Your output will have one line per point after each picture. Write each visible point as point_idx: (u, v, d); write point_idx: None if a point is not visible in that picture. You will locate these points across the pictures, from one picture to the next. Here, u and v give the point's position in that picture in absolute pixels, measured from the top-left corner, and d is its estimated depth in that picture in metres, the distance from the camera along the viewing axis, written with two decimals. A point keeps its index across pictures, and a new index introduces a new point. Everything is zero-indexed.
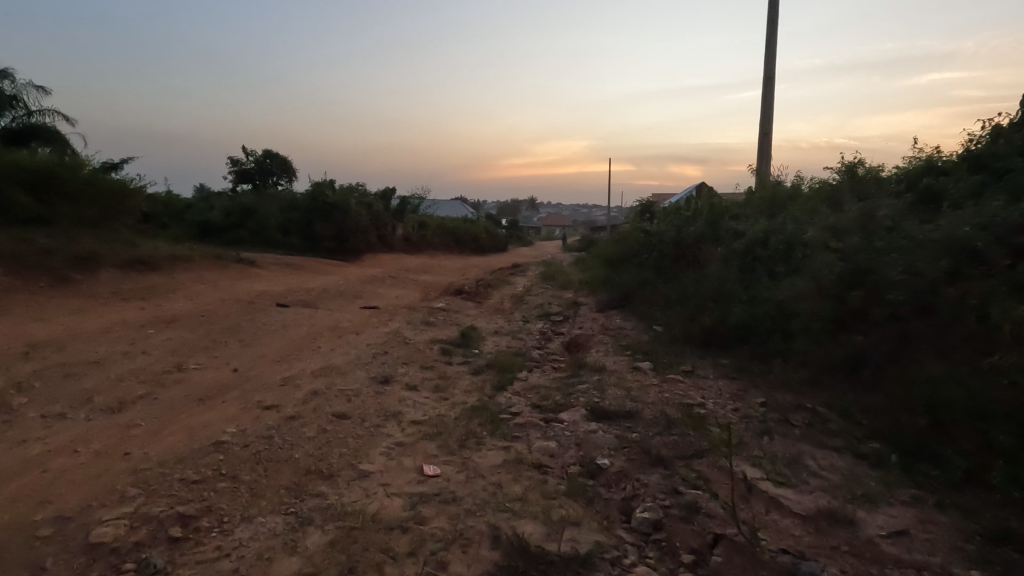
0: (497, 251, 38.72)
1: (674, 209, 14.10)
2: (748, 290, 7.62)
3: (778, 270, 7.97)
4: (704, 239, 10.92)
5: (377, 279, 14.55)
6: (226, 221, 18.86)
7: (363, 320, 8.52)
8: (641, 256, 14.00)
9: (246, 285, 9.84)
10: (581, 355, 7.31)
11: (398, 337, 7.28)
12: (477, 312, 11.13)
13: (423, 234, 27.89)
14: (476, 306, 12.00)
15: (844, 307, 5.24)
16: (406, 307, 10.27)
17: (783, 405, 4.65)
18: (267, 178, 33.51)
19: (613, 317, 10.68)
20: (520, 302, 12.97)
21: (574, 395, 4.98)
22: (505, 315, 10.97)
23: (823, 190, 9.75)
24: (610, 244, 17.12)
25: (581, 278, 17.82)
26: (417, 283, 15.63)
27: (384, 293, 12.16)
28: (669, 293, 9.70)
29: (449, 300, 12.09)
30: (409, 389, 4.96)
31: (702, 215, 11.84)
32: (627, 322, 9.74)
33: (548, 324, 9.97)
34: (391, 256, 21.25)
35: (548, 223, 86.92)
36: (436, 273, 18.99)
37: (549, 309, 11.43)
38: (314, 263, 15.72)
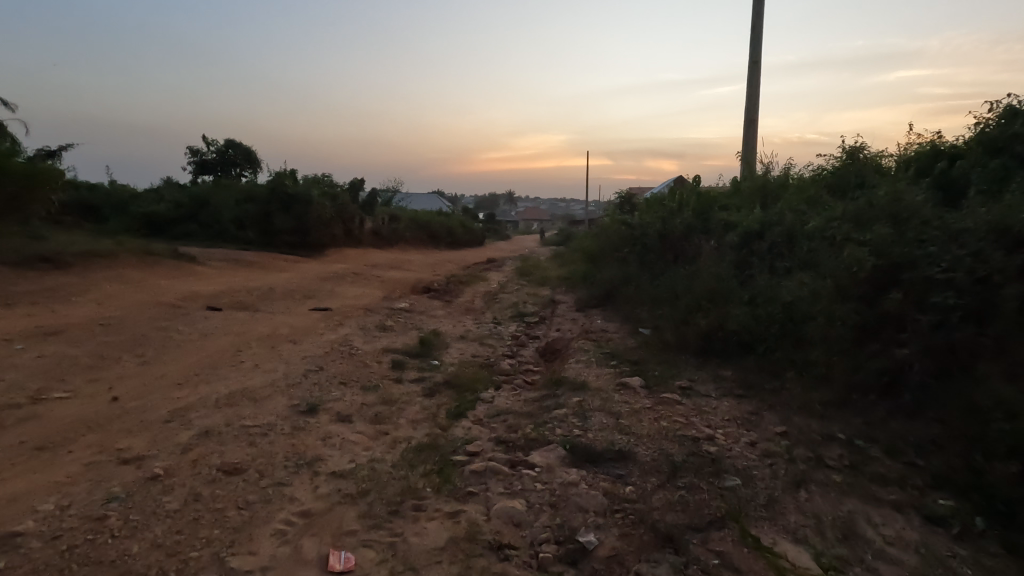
0: (472, 245, 37.56)
1: (658, 200, 13.18)
2: (747, 289, 6.72)
3: (778, 265, 7.09)
4: (691, 232, 10.03)
5: (338, 276, 13.38)
6: (176, 214, 17.43)
7: (309, 325, 7.41)
8: (623, 250, 13.10)
9: (177, 284, 8.63)
10: (559, 366, 6.33)
11: (345, 346, 6.21)
12: (444, 313, 10.07)
13: (394, 228, 26.62)
14: (444, 306, 10.94)
15: (873, 312, 4.34)
16: (363, 309, 9.17)
17: (810, 436, 3.73)
18: (230, 169, 31.85)
19: (594, 318, 9.73)
20: (493, 301, 11.95)
21: (550, 424, 3.98)
22: (474, 316, 9.94)
23: (820, 177, 8.92)
24: (589, 238, 16.21)
25: (559, 273, 16.89)
26: (383, 280, 14.49)
27: (342, 292, 11.03)
28: (655, 291, 8.78)
29: (414, 300, 11.01)
30: (340, 421, 3.91)
31: (689, 206, 10.95)
32: (609, 324, 8.79)
33: (521, 326, 8.98)
34: (358, 251, 19.99)
35: (525, 217, 86.09)
36: (405, 270, 17.83)
37: (524, 309, 10.44)
38: (270, 259, 14.46)
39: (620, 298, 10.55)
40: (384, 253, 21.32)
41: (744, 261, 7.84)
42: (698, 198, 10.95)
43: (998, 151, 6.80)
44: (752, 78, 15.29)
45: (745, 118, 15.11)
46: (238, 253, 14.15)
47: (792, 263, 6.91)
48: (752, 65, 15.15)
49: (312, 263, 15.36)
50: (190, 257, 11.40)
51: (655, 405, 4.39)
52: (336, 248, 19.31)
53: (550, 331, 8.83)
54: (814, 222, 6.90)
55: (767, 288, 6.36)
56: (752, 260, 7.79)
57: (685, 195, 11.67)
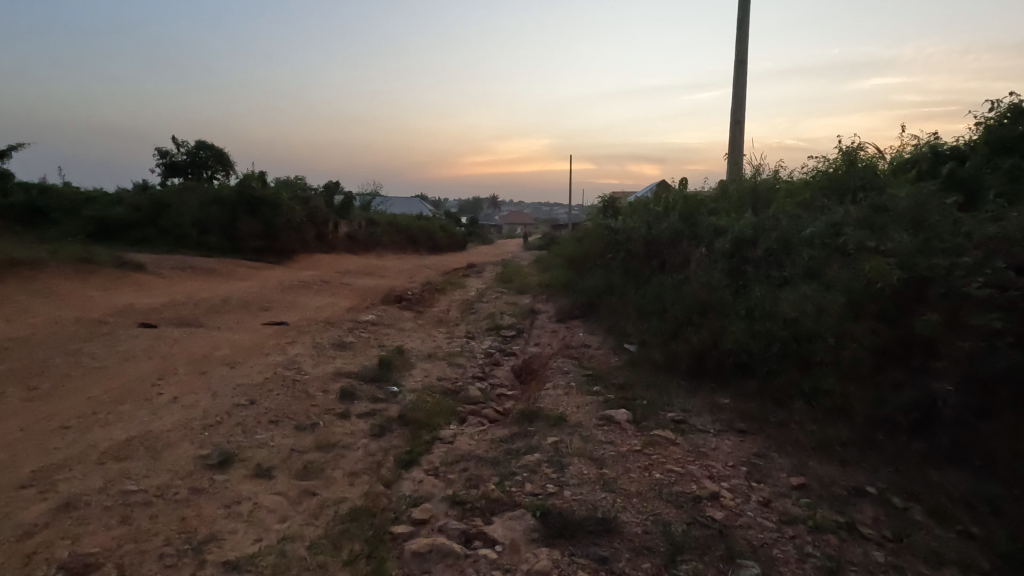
0: (453, 250, 36.74)
1: (642, 204, 12.58)
2: (742, 302, 6.10)
3: (775, 275, 6.49)
4: (678, 238, 9.42)
5: (304, 285, 12.55)
6: (134, 217, 16.42)
7: (256, 343, 6.62)
8: (606, 256, 12.48)
9: (112, 296, 7.76)
10: (535, 391, 5.64)
11: (292, 370, 5.45)
12: (415, 326, 9.32)
13: (371, 233, 25.71)
14: (415, 317, 10.19)
15: (897, 335, 3.72)
16: (323, 322, 8.38)
17: (831, 490, 3.10)
18: (201, 171, 30.69)
19: (576, 331, 9.04)
20: (469, 312, 11.21)
21: (518, 476, 3.28)
22: (447, 329, 9.20)
23: (814, 179, 8.37)
24: (572, 243, 15.60)
25: (540, 280, 16.23)
26: (353, 288, 13.67)
27: (305, 303, 10.22)
28: (642, 302, 8.12)
29: (382, 310, 10.24)
30: (259, 477, 3.16)
31: (675, 211, 10.35)
32: (592, 338, 8.12)
33: (497, 339, 8.28)
34: (331, 257, 19.09)
35: (509, 221, 85.59)
36: (379, 276, 17.00)
37: (501, 320, 9.74)
38: (232, 266, 13.57)
39: (603, 309, 9.89)
40: (358, 259, 20.45)
41: (737, 270, 7.23)
42: (684, 202, 10.35)
43: (1009, 152, 6.27)
44: (737, 78, 14.79)
45: (731, 119, 14.60)
46: (197, 260, 13.24)
47: (790, 273, 6.31)
48: (737, 64, 14.66)
49: (278, 270, 14.48)
50: (139, 266, 10.50)
51: (645, 445, 3.73)
52: (307, 254, 18.42)
53: (528, 346, 8.14)
54: (814, 227, 6.30)
55: (765, 301, 5.74)
56: (745, 269, 7.18)
57: (670, 198, 11.07)
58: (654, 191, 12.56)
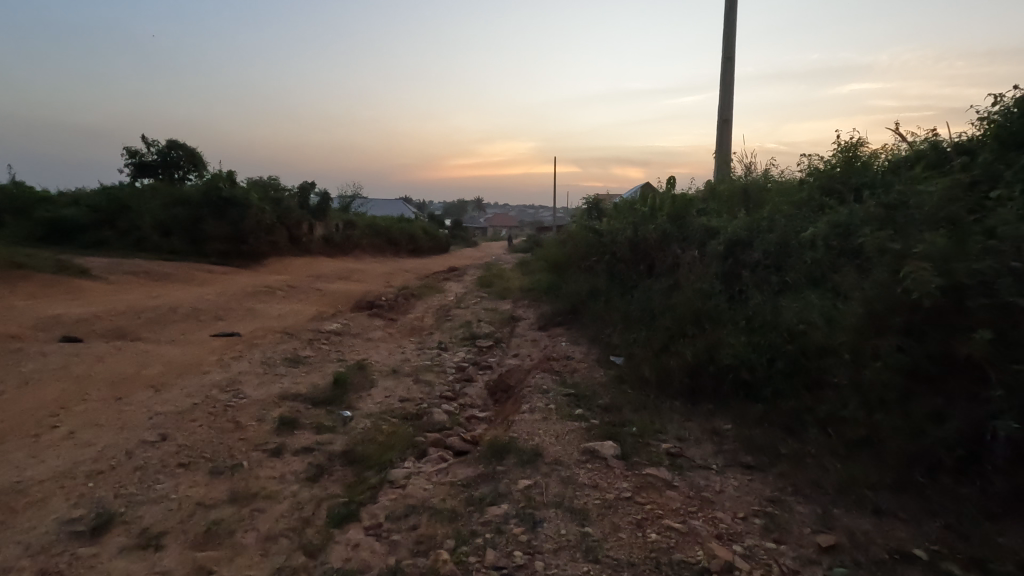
0: (436, 253, 35.98)
1: (627, 205, 12.02)
2: (739, 310, 5.50)
3: (774, 280, 5.93)
4: (666, 240, 8.84)
5: (269, 290, 11.76)
6: (90, 219, 15.43)
7: (197, 358, 5.88)
8: (590, 260, 11.90)
9: (40, 306, 6.93)
10: (510, 413, 4.98)
11: (229, 393, 4.72)
12: (385, 336, 8.62)
13: (348, 235, 24.88)
14: (386, 325, 9.48)
15: (932, 355, 3.13)
16: (281, 333, 7.64)
17: (869, 556, 2.48)
18: (173, 172, 29.57)
19: (558, 340, 8.41)
20: (445, 319, 10.51)
21: (481, 539, 2.62)
22: (420, 339, 8.51)
23: (810, 177, 7.85)
24: (555, 245, 15.01)
25: (523, 283, 15.62)
26: (323, 294, 12.90)
27: (266, 310, 9.45)
28: (628, 310, 7.52)
29: (350, 318, 9.50)
30: (147, 549, 2.47)
31: (662, 212, 9.78)
32: (575, 349, 7.49)
33: (472, 350, 7.61)
34: (304, 260, 18.26)
35: (493, 224, 85.02)
36: (354, 281, 16.24)
37: (478, 328, 9.08)
38: (193, 270, 12.72)
39: (587, 316, 9.27)
40: (334, 262, 19.63)
41: (731, 274, 6.66)
42: (672, 202, 9.79)
43: None
44: (724, 76, 14.37)
45: (718, 118, 14.16)
46: (155, 264, 12.39)
47: (791, 278, 5.73)
48: (724, 61, 14.25)
49: (244, 274, 13.65)
50: (83, 270, 9.63)
51: (636, 489, 3.08)
52: (279, 257, 17.57)
53: (506, 357, 7.48)
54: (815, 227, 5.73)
55: (765, 310, 5.15)
56: (740, 273, 6.60)
57: (658, 198, 10.52)
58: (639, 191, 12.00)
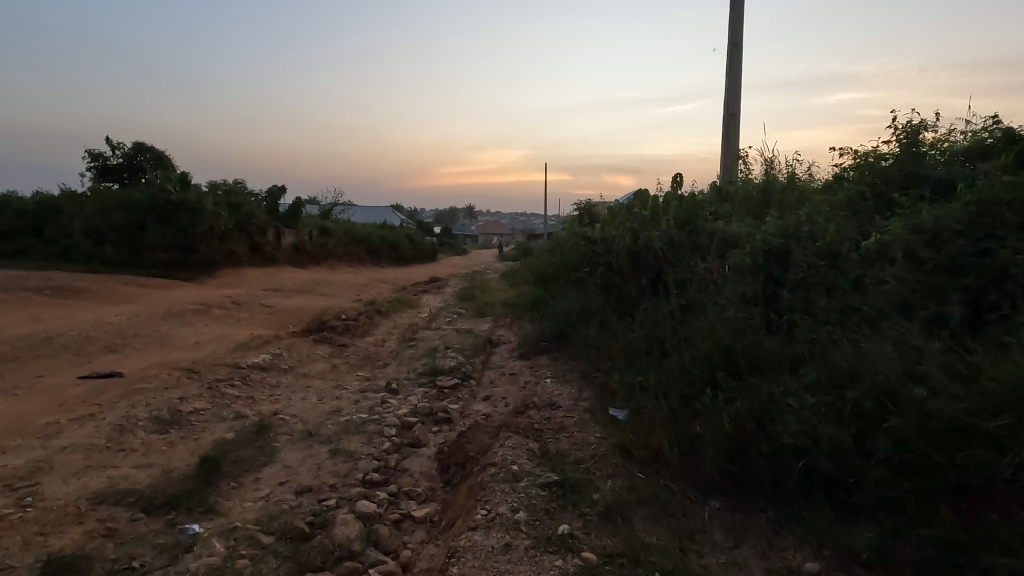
0: (421, 262, 34.29)
1: (624, 209, 10.39)
2: (793, 350, 3.90)
3: (835, 308, 4.30)
4: (674, 250, 7.23)
5: (204, 307, 10.02)
6: (14, 225, 13.59)
7: (23, 420, 4.16)
8: (581, 272, 10.30)
9: None
10: (461, 514, 3.32)
11: (12, 495, 3.03)
12: (326, 371, 6.92)
13: (321, 243, 23.06)
14: (333, 354, 7.76)
15: None
16: (181, 370, 5.94)
17: None
18: (137, 177, 27.67)
19: (541, 376, 6.74)
20: (408, 343, 8.81)
21: None
22: (369, 375, 6.81)
23: (854, 173, 6.26)
24: (543, 255, 13.42)
25: (508, 297, 14.00)
26: (273, 311, 11.14)
27: (183, 335, 7.72)
28: (631, 341, 5.87)
29: (288, 343, 7.78)
30: None
31: (668, 216, 8.17)
32: (562, 392, 5.83)
33: (429, 391, 5.94)
34: (265, 271, 16.47)
35: (485, 232, 83.70)
36: (317, 294, 14.53)
37: (444, 356, 7.38)
38: (120, 285, 10.97)
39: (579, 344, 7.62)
40: (300, 273, 17.84)
41: (767, 295, 5.04)
42: (680, 204, 8.18)
43: None
44: (728, 65, 12.85)
45: (725, 111, 12.64)
46: (72, 278, 10.59)
47: (860, 304, 4.12)
48: (730, 50, 12.83)
49: (184, 289, 11.88)
50: None
51: None
52: (236, 268, 15.78)
53: (473, 403, 5.80)
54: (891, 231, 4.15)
55: (837, 352, 3.53)
56: (779, 293, 4.99)
57: (661, 200, 8.90)
58: (638, 192, 10.39)
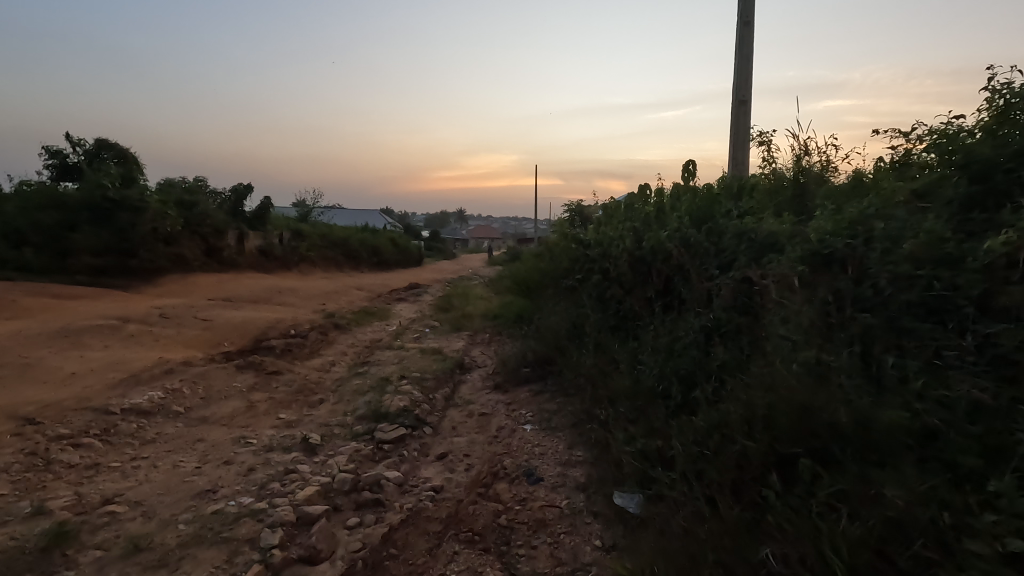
0: (404, 267, 32.63)
1: (623, 207, 8.81)
2: (921, 424, 2.33)
3: (960, 345, 2.78)
4: (692, 255, 5.67)
5: (118, 322, 8.34)
6: None
7: None
8: (572, 282, 8.71)
9: None
10: None
11: None
12: (235, 412, 5.26)
13: (293, 247, 21.30)
14: (256, 384, 6.10)
15: None
16: (13, 422, 4.29)
17: None
18: None
19: (519, 421, 5.12)
20: (360, 368, 7.16)
21: None
22: (290, 420, 5.16)
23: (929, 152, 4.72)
24: (530, 260, 11.85)
25: (491, 306, 12.39)
26: (210, 325, 9.43)
27: (61, 362, 6.05)
28: (640, 379, 4.28)
29: (199, 371, 6.11)
30: None
31: (679, 213, 6.61)
32: (545, 453, 4.22)
33: (362, 448, 4.31)
34: (220, 278, 14.73)
35: (475, 236, 82.16)
36: (275, 303, 12.87)
37: (396, 389, 5.74)
38: (25, 295, 9.27)
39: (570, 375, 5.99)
40: (262, 280, 16.11)
41: (839, 320, 3.44)
42: (693, 199, 6.64)
43: None
44: (739, 45, 11.33)
45: (734, 97, 11.13)
46: None
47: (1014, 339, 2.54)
48: (740, 27, 11.34)
49: (108, 299, 10.19)
50: None
51: None
52: (185, 274, 14.06)
53: (422, 467, 4.18)
54: None
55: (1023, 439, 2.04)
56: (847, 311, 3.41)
57: (668, 196, 7.36)
58: (639, 187, 8.83)
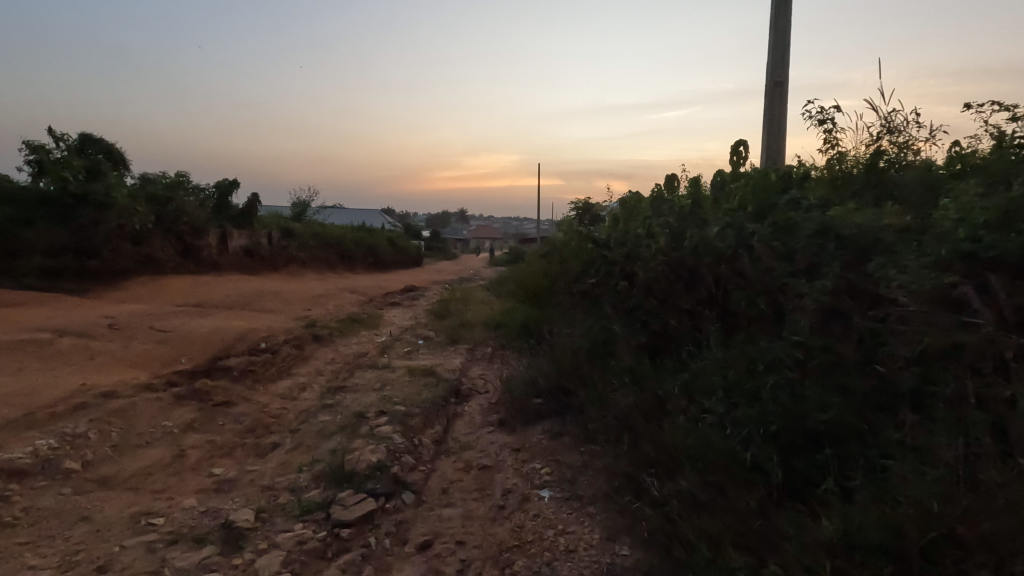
0: (402, 268, 31.30)
1: (648, 201, 7.50)
2: None
3: None
4: (757, 258, 4.36)
5: (49, 336, 7.01)
6: None
7: None
8: (588, 289, 7.40)
9: None
10: None
11: None
12: (152, 467, 3.95)
13: (281, 246, 19.96)
14: (194, 421, 4.79)
15: None
16: None
17: None
18: None
19: (532, 484, 3.81)
20: (332, 396, 5.84)
21: None
22: (224, 477, 3.85)
23: None
24: (536, 261, 10.53)
25: (493, 313, 11.07)
26: (165, 338, 8.10)
27: None
28: (711, 438, 2.98)
29: (121, 404, 4.80)
30: None
31: (730, 206, 5.30)
32: (573, 549, 2.92)
33: (312, 537, 3.01)
34: (195, 281, 13.41)
35: (476, 236, 80.88)
36: (252, 309, 11.55)
37: (371, 431, 4.43)
38: None
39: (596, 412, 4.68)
40: (243, 282, 14.78)
41: None
42: (747, 187, 5.34)
43: None
44: (775, 19, 10.00)
45: (770, 78, 9.78)
46: None
47: None
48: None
49: (54, 306, 8.87)
50: None
51: None
52: (155, 277, 12.75)
53: (395, 569, 2.87)
54: None
55: None
56: None
57: (710, 186, 6.05)
58: (667, 178, 7.50)
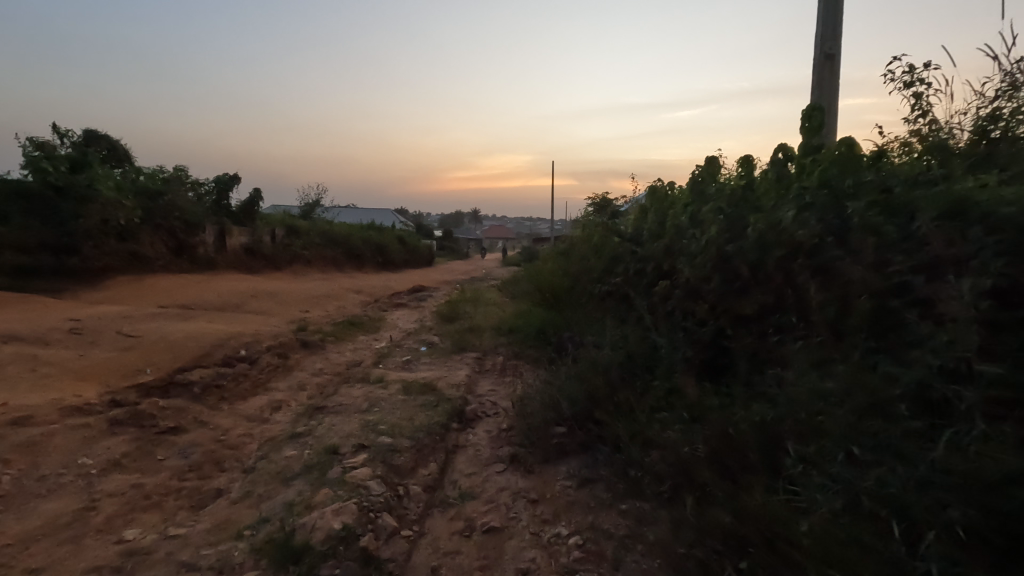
0: (412, 267, 30.37)
1: (688, 186, 6.32)
2: None
3: None
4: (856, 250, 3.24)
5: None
6: None
7: None
8: (617, 289, 6.28)
9: None
10: None
11: None
12: (45, 531, 2.95)
13: (284, 245, 19.05)
14: (123, 456, 3.79)
15: None
16: None
17: None
18: None
19: (555, 566, 2.75)
20: (308, 419, 4.80)
21: None
22: (134, 546, 2.84)
23: None
24: (554, 258, 9.43)
25: (505, 316, 9.98)
26: (133, 344, 7.14)
27: None
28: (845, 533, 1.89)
29: (34, 435, 3.81)
30: None
31: (804, 182, 4.14)
32: None
33: None
34: (186, 280, 12.51)
35: (489, 236, 80.03)
36: (243, 311, 10.60)
37: (342, 475, 3.37)
38: None
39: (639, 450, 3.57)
40: (239, 282, 13.86)
41: None
42: (826, 160, 4.17)
43: None
44: None
45: (819, 50, 8.04)
46: None
47: None
48: None
49: (16, 308, 7.97)
50: None
51: None
52: (143, 276, 11.87)
53: None
54: None
55: None
56: None
57: (769, 163, 4.88)
58: (709, 159, 6.32)
